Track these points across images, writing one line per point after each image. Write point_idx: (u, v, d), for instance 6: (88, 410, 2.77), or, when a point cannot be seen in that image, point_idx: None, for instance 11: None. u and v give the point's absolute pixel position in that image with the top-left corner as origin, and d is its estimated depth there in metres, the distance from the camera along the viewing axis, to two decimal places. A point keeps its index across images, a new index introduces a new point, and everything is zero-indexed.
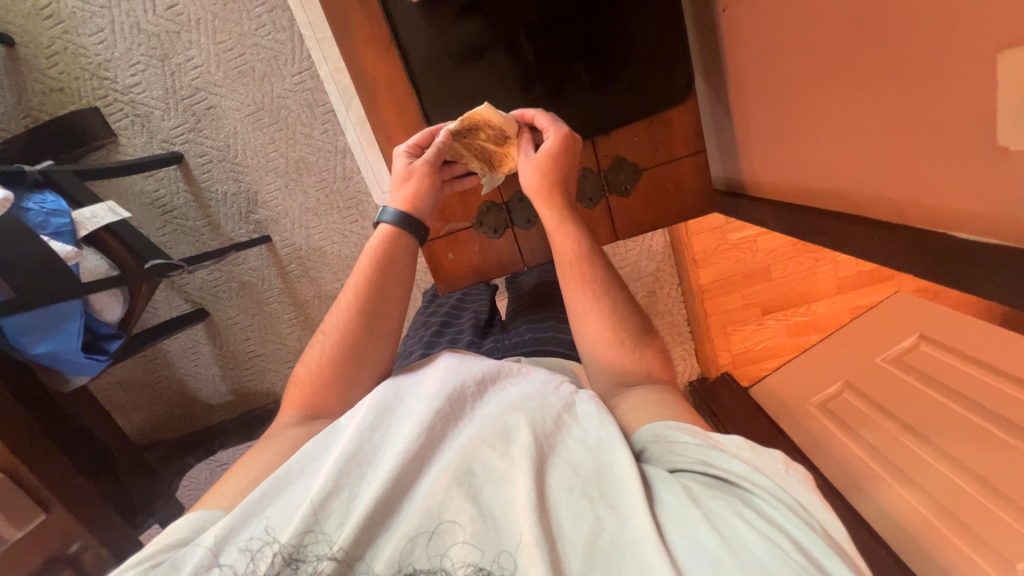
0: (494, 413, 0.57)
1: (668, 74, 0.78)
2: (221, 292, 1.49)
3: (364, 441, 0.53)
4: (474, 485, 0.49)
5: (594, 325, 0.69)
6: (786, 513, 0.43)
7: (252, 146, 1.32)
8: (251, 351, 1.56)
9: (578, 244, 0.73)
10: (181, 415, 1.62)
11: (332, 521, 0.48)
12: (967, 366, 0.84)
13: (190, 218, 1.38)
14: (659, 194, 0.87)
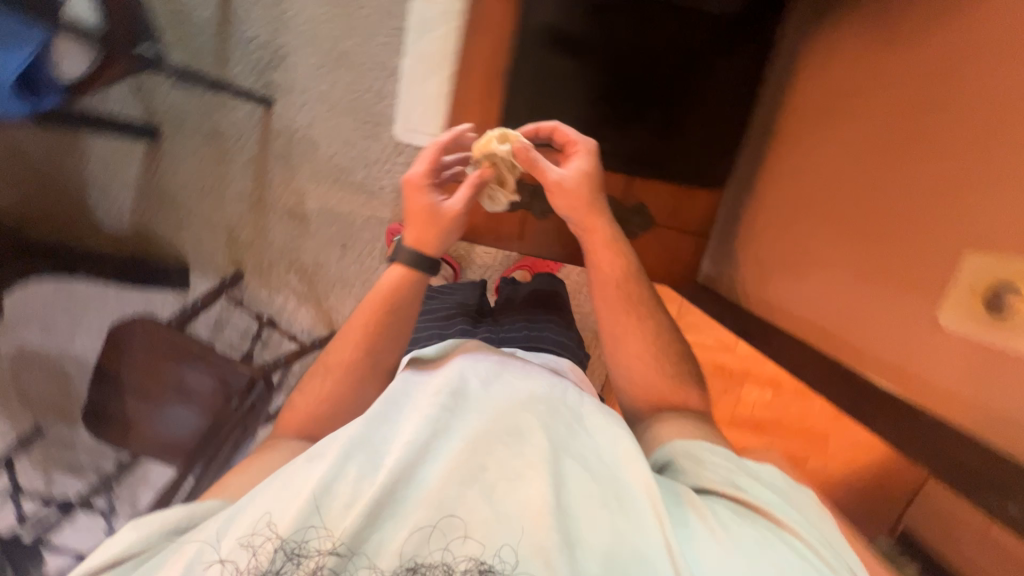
0: (505, 407, 0.55)
1: (717, 157, 0.83)
2: (187, 126, 1.35)
3: (374, 431, 0.52)
4: (487, 483, 0.48)
5: (634, 347, 0.73)
6: (815, 540, 0.49)
7: (307, 14, 1.26)
8: (180, 200, 1.41)
9: (626, 264, 0.76)
10: (62, 221, 1.40)
11: (338, 506, 0.46)
12: None
13: (201, 38, 1.27)
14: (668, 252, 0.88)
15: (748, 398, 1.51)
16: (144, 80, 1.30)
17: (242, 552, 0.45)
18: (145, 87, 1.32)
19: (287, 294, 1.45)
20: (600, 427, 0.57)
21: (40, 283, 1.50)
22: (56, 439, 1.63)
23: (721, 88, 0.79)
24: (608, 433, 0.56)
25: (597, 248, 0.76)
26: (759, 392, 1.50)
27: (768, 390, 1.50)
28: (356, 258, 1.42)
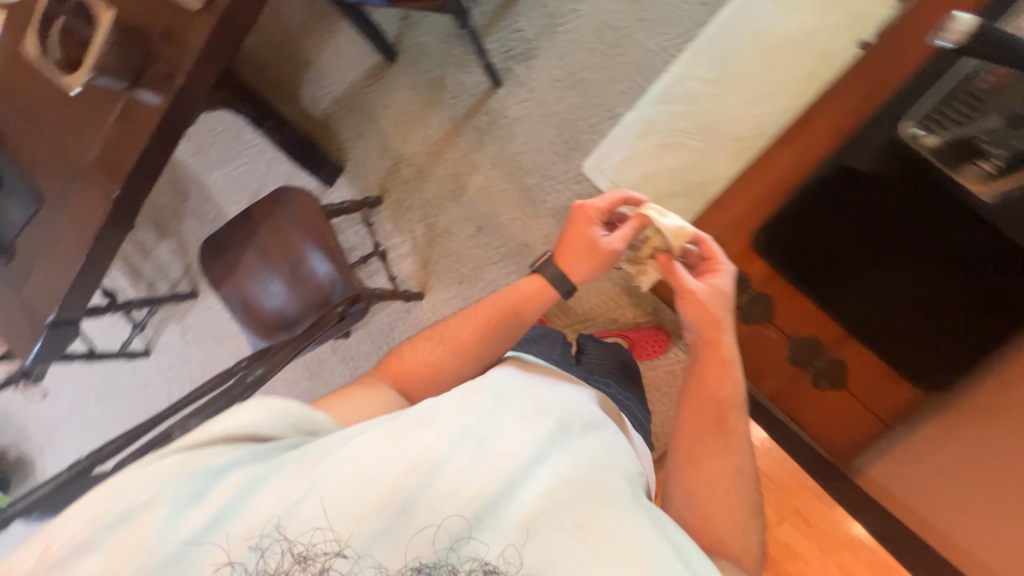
0: (600, 466, 0.57)
1: None
2: (421, 64, 1.47)
3: (482, 426, 0.56)
4: (585, 540, 0.50)
5: (710, 472, 0.67)
6: None
7: (573, 36, 1.37)
8: (374, 115, 1.52)
9: (734, 391, 0.71)
10: (276, 78, 1.55)
11: (444, 488, 0.51)
12: None
13: (479, 9, 1.41)
14: None
15: None
16: (415, 14, 1.46)
17: (353, 501, 0.49)
18: (410, 19, 1.47)
19: (405, 239, 1.51)
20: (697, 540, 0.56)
21: (221, 113, 1.62)
22: (140, 240, 1.72)
23: None
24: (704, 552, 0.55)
25: (716, 364, 0.72)
26: None
27: None
28: (483, 245, 1.45)
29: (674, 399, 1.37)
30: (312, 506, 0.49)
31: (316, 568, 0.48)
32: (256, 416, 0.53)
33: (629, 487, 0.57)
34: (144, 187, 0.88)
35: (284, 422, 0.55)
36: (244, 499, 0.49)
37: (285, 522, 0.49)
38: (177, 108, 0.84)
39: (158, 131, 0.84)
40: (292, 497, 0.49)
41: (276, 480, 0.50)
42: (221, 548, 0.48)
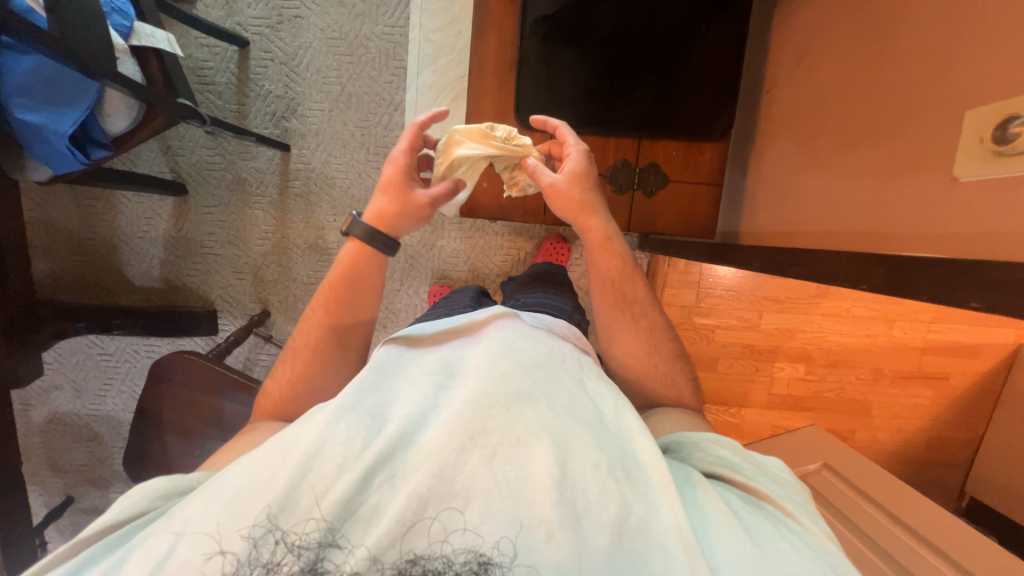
0: (504, 364, 0.54)
1: (716, 114, 0.82)
2: (212, 177, 1.44)
3: (368, 400, 0.51)
4: (488, 445, 0.46)
5: (627, 344, 0.74)
6: (827, 541, 0.47)
7: (316, 64, 1.37)
8: (207, 248, 1.48)
9: (623, 261, 0.76)
10: (96, 282, 1.47)
11: (328, 466, 0.45)
12: (871, 509, 1.09)
13: (223, 97, 1.38)
14: (677, 206, 0.89)
15: (778, 375, 1.50)
16: (172, 141, 1.41)
17: (248, 510, 0.43)
18: (172, 146, 1.42)
19: None
20: (603, 395, 0.57)
21: (70, 344, 1.52)
22: (88, 505, 1.61)
23: (722, 42, 0.79)
24: (612, 404, 0.56)
25: (599, 253, 0.75)
26: (790, 367, 1.50)
27: (799, 364, 1.49)
28: None
29: None
30: (192, 537, 0.42)
31: (312, 560, 0.41)
32: (121, 504, 0.49)
33: (535, 375, 0.54)
34: None
35: (148, 496, 0.50)
36: (119, 568, 0.42)
37: (214, 532, 0.42)
38: None
39: None
40: (165, 542, 0.43)
41: (154, 532, 0.44)
42: (191, 570, 0.41)
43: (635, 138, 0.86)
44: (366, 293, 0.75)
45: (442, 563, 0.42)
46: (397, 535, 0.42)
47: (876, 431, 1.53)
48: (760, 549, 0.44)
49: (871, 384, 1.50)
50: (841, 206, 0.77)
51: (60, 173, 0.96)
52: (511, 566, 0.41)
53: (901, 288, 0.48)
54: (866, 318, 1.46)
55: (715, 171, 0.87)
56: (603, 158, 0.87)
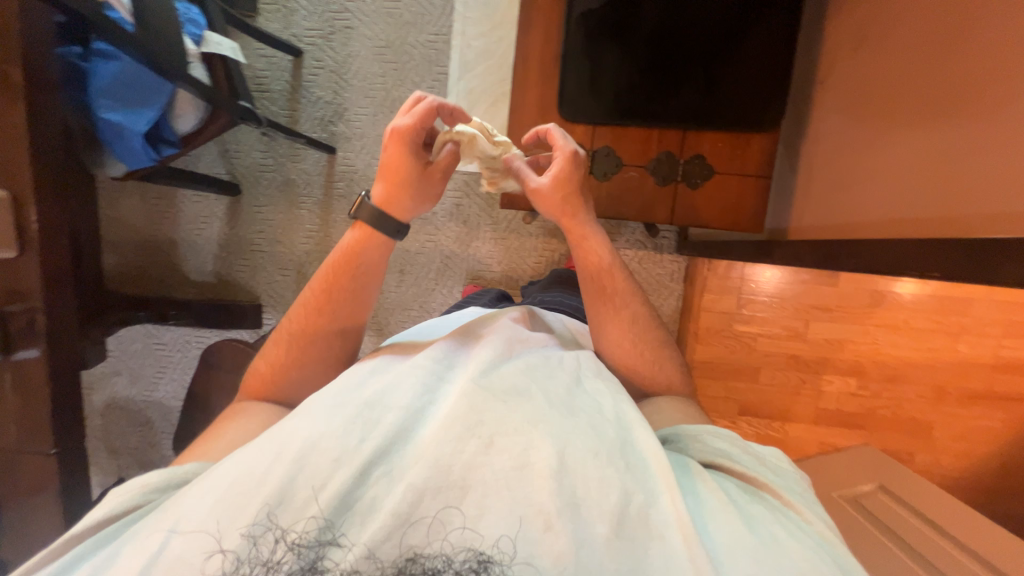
0: (503, 365, 0.56)
1: (764, 107, 0.80)
2: (263, 179, 1.52)
3: (363, 391, 0.52)
4: (485, 435, 0.47)
5: (614, 334, 0.71)
6: (825, 534, 0.47)
7: (363, 72, 1.44)
8: (256, 245, 1.56)
9: (602, 257, 0.75)
10: (156, 275, 1.58)
11: (324, 459, 0.45)
12: (932, 533, 1.00)
13: (277, 104, 1.46)
14: (722, 199, 0.86)
15: (827, 390, 1.41)
16: (230, 144, 1.51)
17: (242, 510, 0.43)
18: (229, 149, 1.51)
19: None
20: (603, 389, 0.58)
21: (130, 333, 1.63)
22: None
23: (770, 36, 0.78)
24: (611, 396, 0.56)
25: (580, 254, 0.76)
26: (840, 381, 1.41)
27: (850, 378, 1.41)
28: (413, 282, 1.53)
29: (653, 290, 1.40)
30: (193, 534, 0.42)
31: (312, 558, 0.42)
32: (114, 499, 0.48)
33: (530, 373, 0.56)
34: (73, 431, 0.90)
35: (142, 490, 0.49)
36: (111, 564, 0.42)
37: (214, 528, 0.42)
38: (55, 350, 0.86)
39: (52, 379, 0.86)
40: (157, 538, 0.42)
41: (155, 522, 0.44)
42: (194, 567, 0.41)
43: (681, 130, 0.84)
44: (370, 280, 0.73)
45: (442, 562, 0.43)
46: (395, 528, 0.43)
47: (940, 455, 1.41)
48: (758, 538, 0.45)
49: (931, 402, 1.40)
50: (897, 203, 0.75)
51: (133, 169, 1.04)
52: (511, 564, 0.42)
53: (973, 271, 0.45)
54: (928, 331, 1.36)
55: (762, 164, 0.84)
56: (646, 150, 0.86)
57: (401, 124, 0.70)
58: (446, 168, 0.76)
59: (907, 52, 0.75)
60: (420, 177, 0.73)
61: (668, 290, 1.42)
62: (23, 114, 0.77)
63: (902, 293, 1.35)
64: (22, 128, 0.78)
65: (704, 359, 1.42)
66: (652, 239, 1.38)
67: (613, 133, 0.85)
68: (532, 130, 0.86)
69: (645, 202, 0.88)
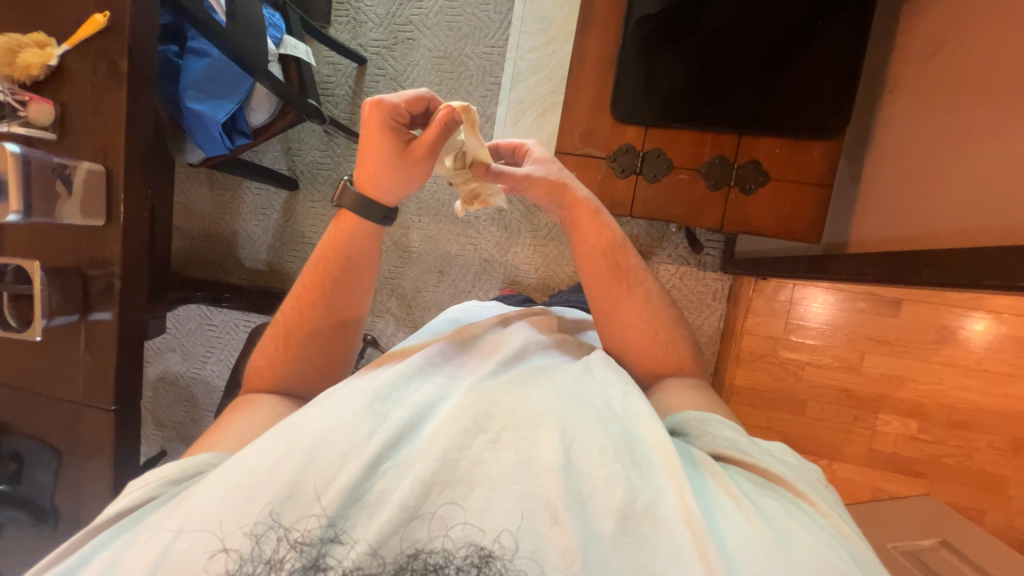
0: (508, 369, 0.61)
1: (827, 114, 0.78)
2: (319, 176, 1.62)
3: (374, 386, 0.56)
4: (491, 431, 0.51)
5: (619, 339, 0.76)
6: (834, 531, 0.51)
7: (420, 80, 1.51)
8: (307, 238, 1.65)
9: (612, 232, 0.79)
10: (214, 261, 1.69)
11: (335, 453, 0.49)
12: None
13: (338, 107, 1.56)
14: (776, 207, 0.84)
15: (883, 430, 1.30)
16: (293, 143, 1.61)
17: (246, 511, 0.46)
18: (292, 147, 1.62)
19: (387, 318, 1.59)
20: (613, 380, 0.63)
21: (186, 312, 1.74)
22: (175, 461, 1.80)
23: (835, 45, 0.77)
24: (620, 387, 0.61)
25: (583, 243, 0.78)
26: (899, 423, 1.29)
27: (910, 420, 1.29)
28: (452, 283, 1.56)
29: (694, 308, 1.35)
30: (194, 535, 0.46)
31: (313, 556, 0.45)
32: (130, 495, 0.54)
33: (535, 376, 0.60)
34: (131, 392, 0.96)
35: (159, 482, 0.54)
36: (122, 557, 0.47)
37: (216, 531, 0.46)
38: (125, 315, 0.93)
39: (120, 341, 0.93)
40: (165, 538, 0.46)
41: (155, 526, 0.48)
42: (196, 565, 0.45)
43: (736, 135, 0.83)
44: (361, 270, 0.77)
45: (442, 557, 0.46)
46: (402, 521, 0.47)
47: (1014, 516, 1.27)
48: (775, 534, 0.48)
49: (1006, 456, 1.26)
50: (932, 229, 0.75)
51: (209, 156, 1.13)
52: (511, 558, 0.46)
53: None
54: (1002, 377, 1.25)
55: (825, 172, 0.81)
56: (698, 154, 0.85)
57: (389, 99, 0.69)
58: (428, 146, 0.69)
59: (966, 90, 0.74)
60: (395, 152, 0.71)
61: (709, 309, 1.34)
62: (126, 100, 0.87)
63: (974, 331, 1.24)
64: (125, 112, 0.87)
65: (745, 384, 1.35)
66: (696, 255, 1.34)
67: (666, 136, 0.85)
68: (584, 128, 0.87)
69: (693, 205, 0.87)
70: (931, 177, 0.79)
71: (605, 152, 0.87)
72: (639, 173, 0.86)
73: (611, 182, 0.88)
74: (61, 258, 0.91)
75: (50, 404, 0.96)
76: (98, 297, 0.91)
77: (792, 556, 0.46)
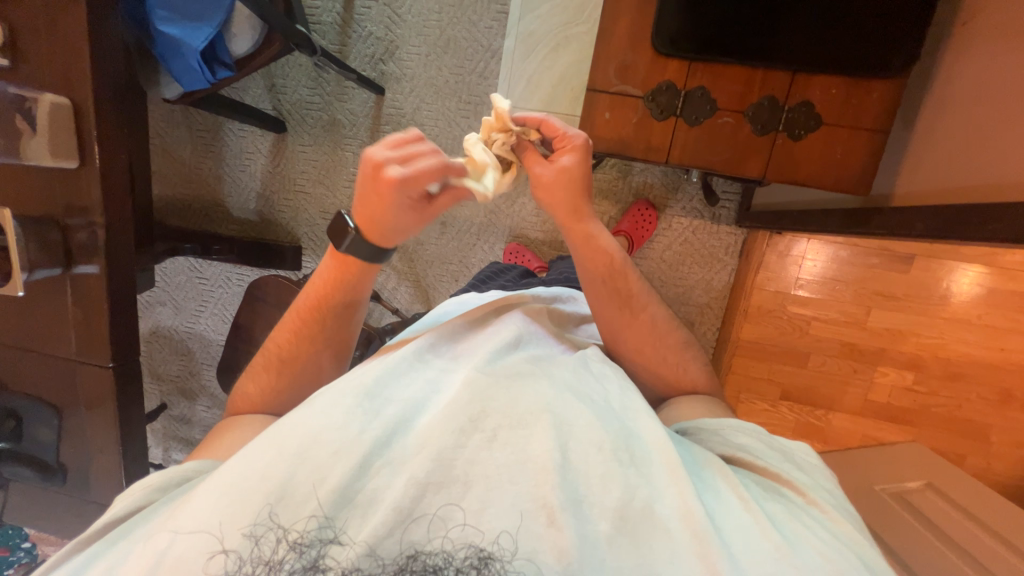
0: (505, 355, 0.58)
1: (884, 52, 0.72)
2: (309, 117, 1.48)
3: (361, 379, 0.53)
4: (487, 429, 0.49)
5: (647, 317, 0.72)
6: (847, 536, 0.50)
7: (418, 7, 1.35)
8: (299, 187, 1.54)
9: (611, 257, 0.72)
10: (199, 211, 1.59)
11: (326, 452, 0.46)
12: (991, 538, 0.94)
13: (326, 38, 1.40)
14: (823, 155, 0.79)
15: (880, 382, 1.34)
16: (277, 78, 1.46)
17: (241, 512, 0.44)
18: (276, 84, 1.47)
19: (388, 273, 1.54)
20: (610, 375, 0.62)
21: (175, 265, 1.67)
22: (177, 414, 1.79)
23: None
24: (617, 383, 0.60)
25: (587, 263, 0.72)
26: (896, 374, 1.33)
27: (907, 372, 1.33)
28: (455, 236, 1.50)
29: (705, 262, 1.32)
30: (191, 537, 0.43)
31: (313, 557, 0.43)
32: (123, 501, 0.52)
33: (531, 365, 0.58)
34: (130, 349, 0.92)
35: (146, 491, 0.52)
36: (121, 563, 0.44)
37: (215, 531, 0.44)
38: (114, 267, 0.87)
39: (111, 295, 0.87)
40: (159, 542, 0.44)
41: (150, 534, 0.45)
42: (194, 567, 0.42)
43: (789, 73, 0.76)
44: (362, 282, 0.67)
45: (442, 559, 0.44)
46: (396, 524, 0.44)
47: (993, 460, 1.34)
48: (782, 535, 0.48)
49: (993, 405, 1.32)
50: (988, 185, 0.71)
51: (189, 91, 1.01)
52: (510, 560, 0.44)
53: None
54: (1002, 331, 1.28)
55: (881, 116, 0.76)
56: (745, 94, 0.78)
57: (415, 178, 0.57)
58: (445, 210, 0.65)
59: None
60: (402, 213, 0.61)
61: (719, 264, 1.32)
62: (86, 18, 0.75)
63: (960, 282, 1.25)
64: (85, 34, 0.75)
65: (750, 339, 1.36)
66: (710, 208, 1.30)
67: (710, 73, 0.78)
68: (619, 62, 0.79)
69: (737, 152, 0.81)
70: (994, 129, 0.74)
71: (639, 94, 0.80)
72: (678, 115, 0.80)
73: (648, 125, 0.81)
74: (36, 206, 0.82)
75: (41, 361, 0.91)
76: (83, 248, 0.84)
77: (803, 561, 0.46)
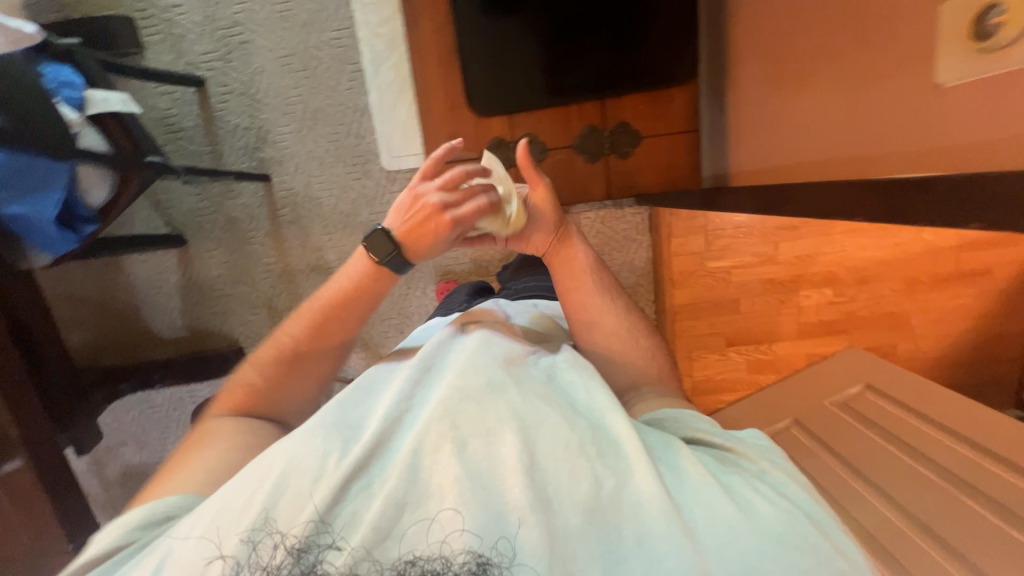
0: (481, 360, 0.59)
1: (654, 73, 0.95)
2: (204, 222, 1.46)
3: (343, 413, 0.56)
4: (458, 439, 0.50)
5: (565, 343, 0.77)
6: (801, 503, 0.53)
7: (275, 87, 1.35)
8: (219, 291, 1.52)
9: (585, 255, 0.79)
10: (127, 343, 1.55)
11: (303, 479, 0.49)
12: (920, 421, 0.96)
13: (194, 141, 1.38)
14: (639, 158, 1.02)
15: (806, 304, 1.45)
16: (159, 194, 1.44)
17: (231, 524, 0.47)
18: (160, 199, 1.44)
19: None
20: (580, 378, 0.64)
21: (123, 403, 1.63)
22: None
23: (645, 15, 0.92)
24: (584, 385, 0.62)
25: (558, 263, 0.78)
26: (816, 294, 1.44)
27: (825, 288, 1.43)
28: (385, 291, 1.51)
29: (622, 246, 1.39)
30: (194, 542, 0.48)
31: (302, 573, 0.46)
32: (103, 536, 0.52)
33: (507, 370, 0.59)
34: (82, 524, 0.91)
35: (123, 527, 0.52)
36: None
37: (213, 538, 0.47)
38: (39, 455, 0.86)
39: (43, 482, 0.86)
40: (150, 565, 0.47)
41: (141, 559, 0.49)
42: (194, 570, 0.46)
43: (595, 105, 0.99)
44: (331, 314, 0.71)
45: (442, 564, 0.46)
46: (377, 541, 0.46)
47: (921, 340, 1.46)
48: (736, 507, 0.52)
49: (905, 293, 1.44)
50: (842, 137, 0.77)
51: (60, 255, 1.00)
52: (509, 567, 0.46)
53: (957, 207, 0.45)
54: (891, 228, 1.39)
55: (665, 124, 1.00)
56: (566, 132, 1.00)
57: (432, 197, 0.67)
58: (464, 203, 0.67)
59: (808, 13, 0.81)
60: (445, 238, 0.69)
61: (635, 243, 1.39)
62: None
63: None
64: None
65: (686, 302, 1.43)
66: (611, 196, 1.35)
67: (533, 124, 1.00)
68: None
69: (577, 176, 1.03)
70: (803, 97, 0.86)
71: None
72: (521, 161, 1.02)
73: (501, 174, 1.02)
74: None
75: None
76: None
77: (759, 532, 0.49)
